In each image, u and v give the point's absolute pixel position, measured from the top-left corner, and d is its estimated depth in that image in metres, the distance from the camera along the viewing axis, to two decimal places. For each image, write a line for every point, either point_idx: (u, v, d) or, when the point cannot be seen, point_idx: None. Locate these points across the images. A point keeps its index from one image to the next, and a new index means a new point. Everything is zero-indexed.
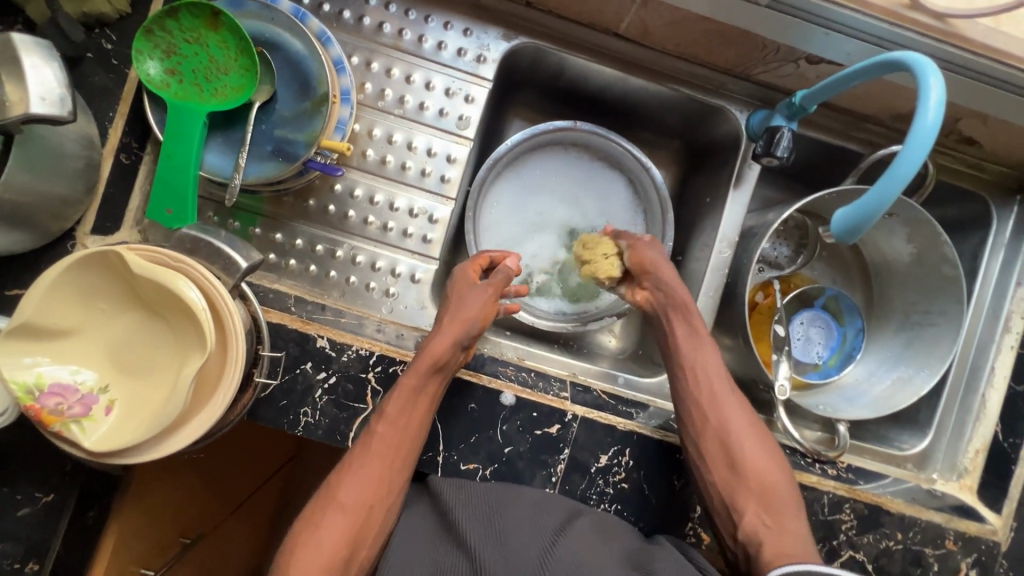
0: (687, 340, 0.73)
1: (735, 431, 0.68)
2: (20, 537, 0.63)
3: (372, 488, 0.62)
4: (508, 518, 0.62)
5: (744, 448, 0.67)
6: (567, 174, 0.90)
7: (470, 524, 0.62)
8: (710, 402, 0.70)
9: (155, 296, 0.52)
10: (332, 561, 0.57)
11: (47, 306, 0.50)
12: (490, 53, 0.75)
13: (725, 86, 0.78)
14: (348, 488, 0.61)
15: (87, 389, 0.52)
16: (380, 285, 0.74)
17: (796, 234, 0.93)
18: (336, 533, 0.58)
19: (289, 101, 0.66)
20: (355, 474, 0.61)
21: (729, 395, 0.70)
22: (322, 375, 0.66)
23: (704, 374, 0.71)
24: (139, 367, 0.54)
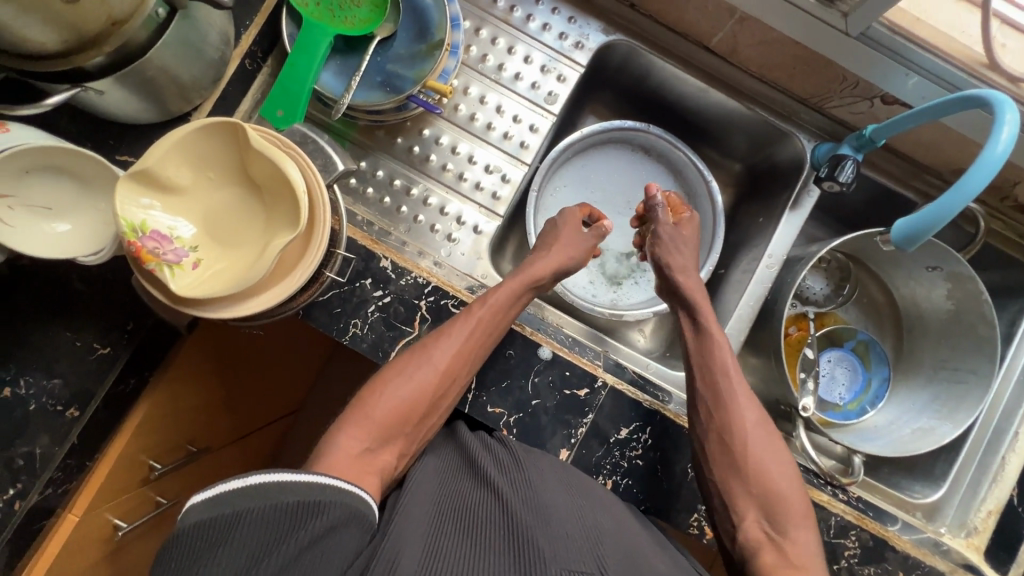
0: (704, 344, 0.72)
1: (745, 427, 0.66)
2: (71, 380, 0.68)
3: (461, 358, 0.66)
4: (535, 467, 0.62)
5: (751, 451, 0.65)
6: (631, 173, 0.96)
7: (496, 467, 0.61)
8: (718, 400, 0.68)
9: (264, 175, 0.57)
10: (411, 414, 0.62)
11: (169, 158, 0.55)
12: (588, 42, 0.81)
13: (798, 115, 0.83)
14: (440, 352, 0.65)
15: (179, 243, 0.57)
16: (444, 229, 0.78)
17: (836, 273, 0.96)
18: (424, 386, 0.63)
19: (407, 42, 0.72)
20: (449, 338, 0.66)
21: (744, 398, 0.68)
22: (378, 293, 0.70)
23: (720, 372, 0.69)
24: (230, 236, 0.59)
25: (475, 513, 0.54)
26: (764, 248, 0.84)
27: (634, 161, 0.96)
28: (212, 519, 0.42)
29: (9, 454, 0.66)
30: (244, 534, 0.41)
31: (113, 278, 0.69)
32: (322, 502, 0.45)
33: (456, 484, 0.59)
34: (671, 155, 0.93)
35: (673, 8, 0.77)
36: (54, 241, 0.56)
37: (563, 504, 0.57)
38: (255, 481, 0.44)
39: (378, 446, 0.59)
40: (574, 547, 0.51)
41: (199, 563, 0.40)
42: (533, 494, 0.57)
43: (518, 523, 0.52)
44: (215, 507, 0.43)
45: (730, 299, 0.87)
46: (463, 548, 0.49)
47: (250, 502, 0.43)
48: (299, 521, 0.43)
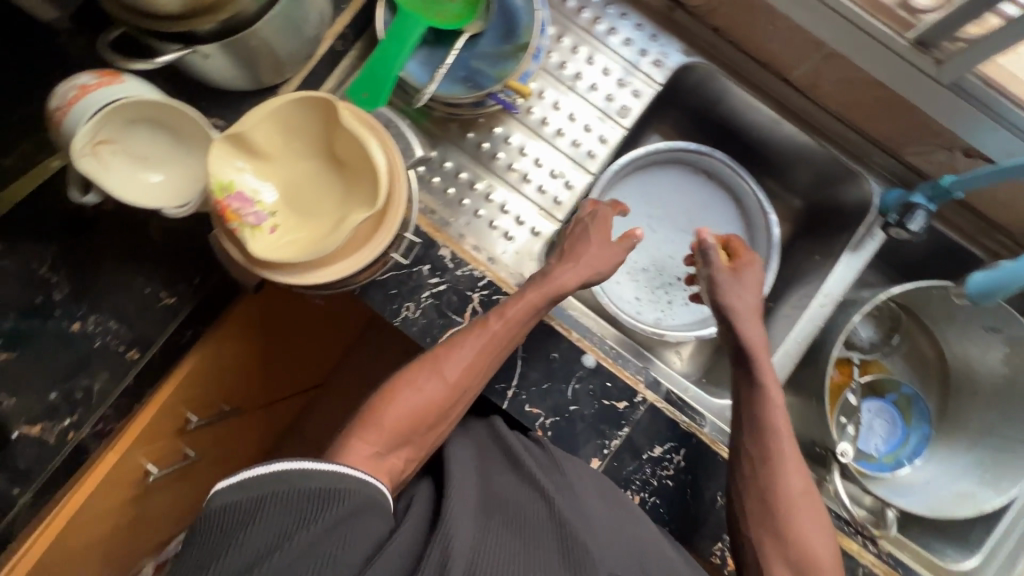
0: (755, 398, 0.70)
1: (786, 484, 0.64)
2: (135, 324, 0.71)
3: (471, 374, 0.65)
4: (577, 472, 0.62)
5: (790, 505, 0.63)
6: (689, 195, 0.96)
7: (538, 465, 0.62)
8: (767, 454, 0.66)
9: (347, 154, 0.60)
10: (420, 423, 0.62)
11: (264, 126, 0.58)
12: (667, 61, 0.81)
13: (871, 156, 0.82)
14: (452, 366, 0.64)
15: (260, 207, 0.59)
16: (502, 227, 0.79)
17: (887, 322, 0.94)
18: (434, 398, 0.63)
19: (494, 41, 0.74)
20: (461, 351, 0.65)
21: (791, 456, 0.66)
22: (434, 280, 0.71)
23: (769, 429, 0.67)
24: (307, 208, 0.61)
25: (523, 510, 0.55)
26: (819, 285, 0.82)
27: (695, 184, 0.97)
28: (238, 503, 0.44)
29: (71, 385, 0.70)
30: (269, 518, 0.43)
31: (188, 234, 0.72)
32: (339, 490, 0.46)
33: (499, 476, 0.60)
34: (732, 183, 0.94)
35: (757, 37, 0.77)
36: (148, 190, 0.59)
37: (602, 513, 0.58)
38: (276, 469, 0.45)
39: (391, 450, 0.60)
40: (619, 566, 0.53)
41: (224, 545, 0.42)
42: (577, 500, 0.58)
43: (567, 529, 0.54)
44: (242, 491, 0.45)
45: (777, 333, 0.86)
46: (517, 547, 0.50)
47: (274, 489, 0.45)
48: (320, 508, 0.45)
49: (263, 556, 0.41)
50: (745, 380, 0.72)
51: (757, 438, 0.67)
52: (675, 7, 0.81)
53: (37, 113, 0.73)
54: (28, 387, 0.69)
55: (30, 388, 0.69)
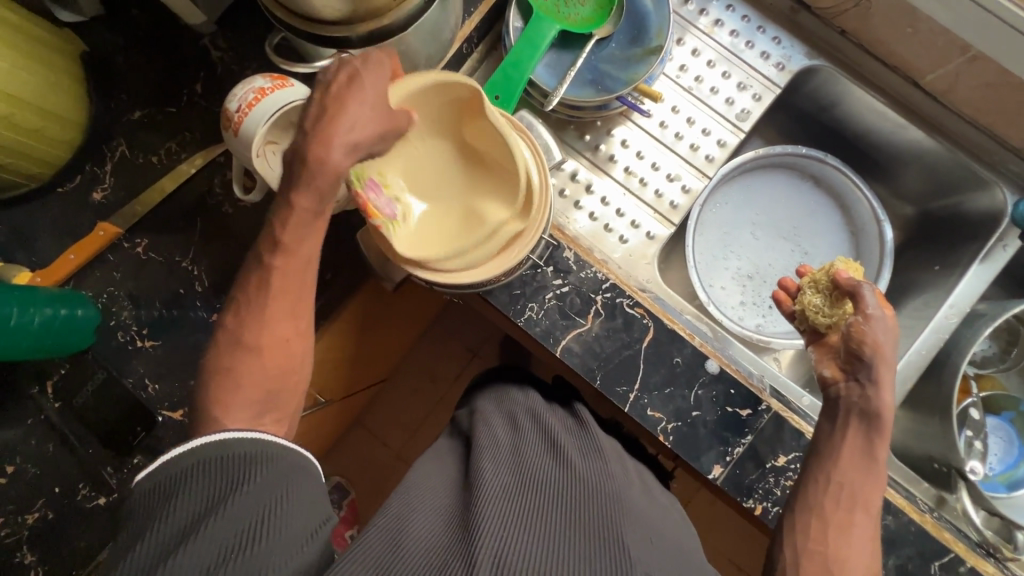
0: (854, 454, 0.62)
1: (852, 556, 0.57)
2: None
3: (294, 327, 0.54)
4: (610, 463, 0.61)
5: (848, 550, 0.57)
6: (796, 201, 0.94)
7: (572, 449, 0.61)
8: (840, 525, 0.58)
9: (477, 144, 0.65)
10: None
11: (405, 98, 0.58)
12: (789, 64, 0.80)
13: (1004, 163, 0.78)
14: (257, 331, 0.52)
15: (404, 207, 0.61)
16: (617, 230, 0.79)
17: (1005, 337, 0.90)
18: (268, 360, 0.52)
19: (621, 44, 0.74)
20: (275, 306, 0.52)
21: (862, 522, 0.59)
22: (558, 281, 0.72)
23: (852, 497, 0.60)
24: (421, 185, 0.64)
25: (557, 489, 0.53)
26: (946, 295, 0.80)
27: (802, 189, 0.95)
28: (167, 481, 0.42)
29: None
30: (195, 487, 0.42)
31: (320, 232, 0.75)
32: (268, 456, 0.45)
33: (532, 450, 0.59)
34: (843, 189, 0.92)
35: (889, 38, 0.75)
36: None
37: (629, 503, 0.56)
38: (200, 443, 0.44)
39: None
40: (654, 549, 0.50)
41: (153, 516, 0.41)
42: (606, 487, 0.56)
43: (603, 513, 0.52)
44: (183, 462, 0.43)
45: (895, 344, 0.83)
46: (554, 528, 0.48)
47: (210, 460, 0.43)
48: (256, 477, 0.43)
49: (184, 532, 0.39)
50: (851, 428, 0.63)
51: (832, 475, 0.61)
52: (799, 10, 0.80)
53: (181, 113, 0.77)
54: (171, 373, 0.73)
55: (172, 374, 0.73)
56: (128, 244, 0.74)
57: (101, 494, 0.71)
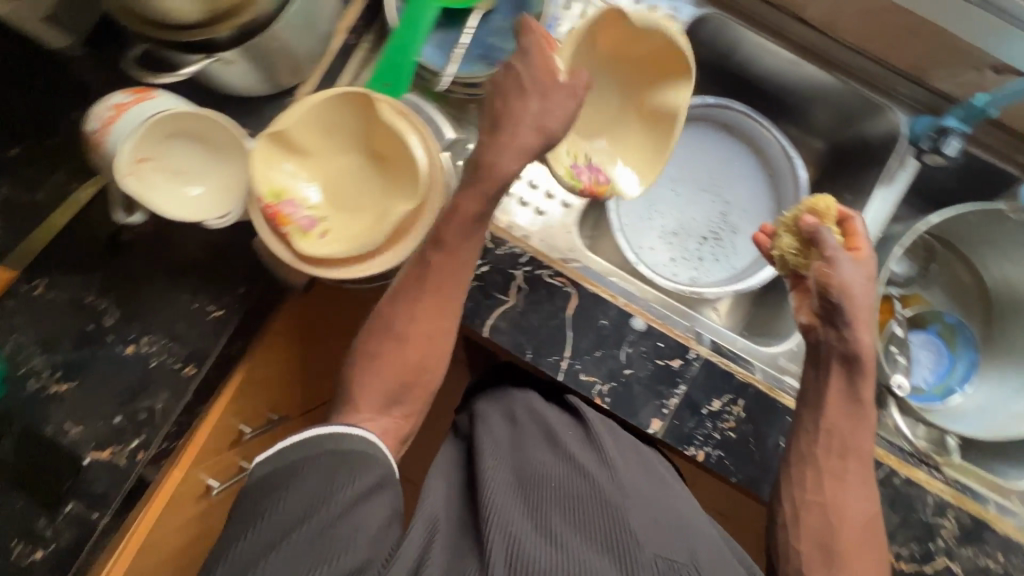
0: (842, 402, 0.70)
1: (844, 490, 0.68)
2: (188, 341, 0.71)
3: (434, 325, 0.62)
4: (613, 450, 0.66)
5: (841, 496, 0.68)
6: (710, 150, 0.95)
7: (575, 443, 0.66)
8: (834, 473, 0.68)
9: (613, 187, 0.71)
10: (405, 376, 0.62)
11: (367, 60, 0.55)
12: (678, 16, 0.81)
13: (894, 87, 0.81)
14: (406, 322, 0.62)
15: (312, 211, 0.60)
16: (533, 202, 0.79)
17: (922, 255, 0.94)
18: (407, 346, 0.62)
19: (505, 14, 0.73)
20: (413, 310, 0.62)
21: (853, 463, 0.69)
22: (476, 262, 0.71)
23: (841, 444, 0.69)
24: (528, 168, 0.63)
25: (570, 489, 0.60)
26: (859, 224, 0.81)
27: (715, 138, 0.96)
28: (269, 476, 0.53)
29: (134, 406, 0.70)
30: (302, 476, 0.52)
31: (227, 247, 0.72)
32: (350, 455, 0.55)
33: (537, 452, 0.65)
34: (753, 133, 0.93)
35: None
36: (191, 203, 0.58)
37: (635, 487, 0.62)
38: (301, 438, 0.54)
39: (392, 403, 0.62)
40: (656, 526, 0.58)
41: (268, 498, 0.51)
42: (612, 477, 0.63)
43: (613, 505, 0.59)
44: (274, 462, 0.54)
45: None
46: (570, 525, 0.56)
47: (299, 455, 0.54)
48: (341, 474, 0.52)
49: (280, 531, 0.48)
50: (836, 373, 0.70)
51: (832, 431, 0.69)
52: None
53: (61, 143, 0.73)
54: (92, 413, 0.70)
55: (91, 414, 0.69)
56: (25, 286, 0.70)
57: (37, 548, 0.67)
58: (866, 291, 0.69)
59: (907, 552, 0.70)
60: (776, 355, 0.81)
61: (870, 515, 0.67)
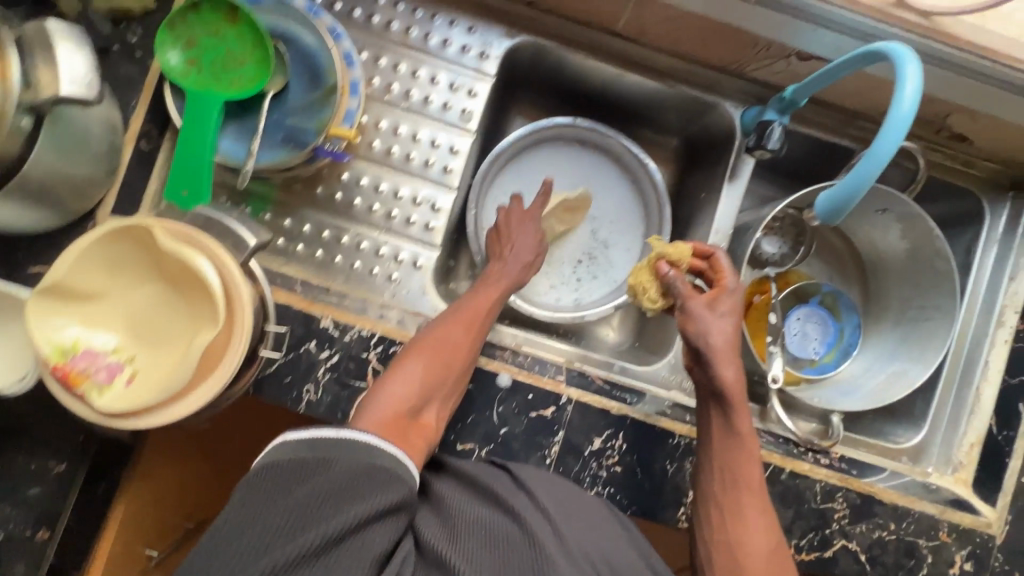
0: (720, 440, 0.65)
1: (748, 526, 0.60)
2: (33, 504, 0.65)
3: (468, 344, 0.67)
4: (547, 494, 0.59)
5: (748, 536, 0.60)
6: (569, 168, 0.92)
7: (507, 487, 0.59)
8: (736, 508, 0.62)
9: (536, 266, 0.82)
10: (444, 375, 0.64)
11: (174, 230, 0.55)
12: (493, 51, 0.78)
13: (719, 84, 0.81)
14: (455, 331, 0.67)
15: (116, 356, 0.55)
16: (383, 271, 0.76)
17: (791, 232, 0.93)
18: (456, 356, 0.66)
19: (300, 92, 0.69)
20: (450, 335, 0.67)
21: (755, 497, 0.62)
22: (325, 354, 0.68)
23: (735, 479, 0.63)
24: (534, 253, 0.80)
25: (507, 543, 0.52)
26: (710, 224, 0.83)
27: (572, 154, 0.93)
28: (305, 458, 0.44)
29: None
30: (323, 482, 0.43)
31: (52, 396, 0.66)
32: (391, 473, 0.47)
33: (471, 504, 0.57)
34: (605, 144, 0.90)
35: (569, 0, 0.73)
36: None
37: (574, 538, 0.55)
38: (347, 434, 0.47)
39: (423, 403, 0.62)
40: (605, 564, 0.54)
41: (269, 502, 0.41)
42: (554, 526, 0.55)
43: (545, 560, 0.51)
44: (311, 447, 0.45)
45: None
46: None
47: (332, 454, 0.45)
48: (374, 486, 0.45)
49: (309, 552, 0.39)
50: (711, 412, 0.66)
51: (733, 467, 0.63)
52: None
53: None
54: None
55: None
56: None
57: None
58: (722, 331, 0.64)
59: (806, 542, 0.71)
60: (657, 369, 0.81)
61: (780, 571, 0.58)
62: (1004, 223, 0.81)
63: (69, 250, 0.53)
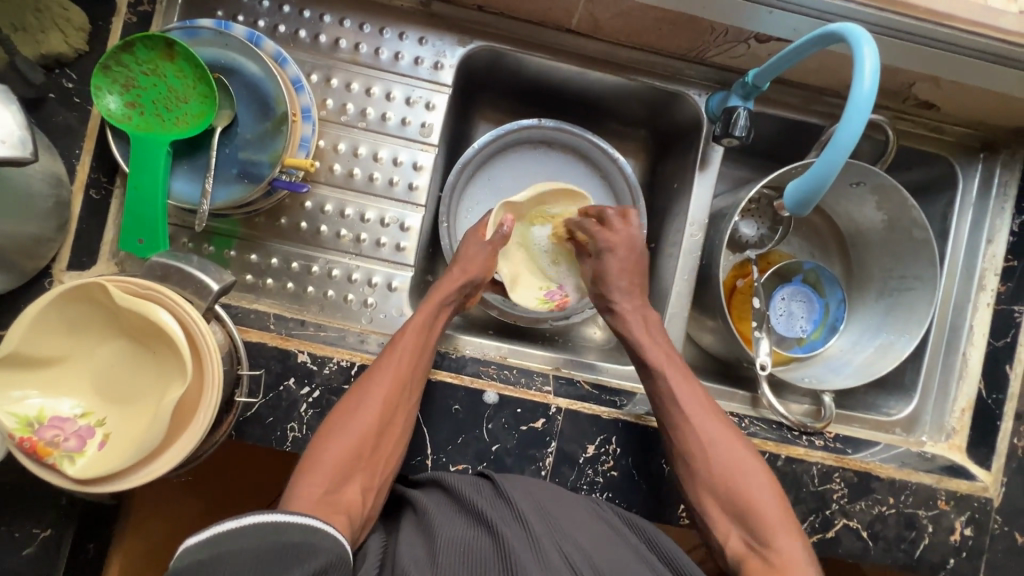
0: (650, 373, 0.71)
1: (710, 447, 0.64)
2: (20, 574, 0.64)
3: (386, 402, 0.64)
4: (526, 499, 0.59)
5: (717, 456, 0.64)
6: (538, 170, 0.90)
7: (486, 501, 0.59)
8: (698, 435, 0.65)
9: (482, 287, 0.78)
10: (360, 450, 0.61)
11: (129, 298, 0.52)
12: (447, 59, 0.76)
13: (681, 71, 0.79)
14: (371, 389, 0.64)
15: (86, 421, 0.54)
16: (358, 297, 0.75)
17: (769, 212, 0.92)
18: (370, 421, 0.63)
19: (250, 123, 0.67)
20: (361, 399, 0.64)
21: (708, 420, 0.66)
22: (306, 390, 0.66)
23: (685, 410, 0.67)
24: (472, 283, 0.76)
25: (478, 563, 0.52)
26: (685, 214, 0.82)
27: (540, 155, 0.90)
28: (206, 556, 0.42)
29: None
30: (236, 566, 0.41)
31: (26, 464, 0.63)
32: (309, 544, 0.46)
33: (450, 527, 0.57)
34: (572, 142, 0.88)
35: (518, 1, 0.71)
36: None
37: (548, 537, 0.55)
38: (250, 520, 0.45)
39: (344, 482, 0.59)
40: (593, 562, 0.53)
41: None
42: (526, 531, 0.55)
43: (515, 569, 0.51)
44: (209, 545, 0.43)
45: (669, 273, 0.84)
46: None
47: (243, 542, 0.43)
48: (292, 558, 0.44)
49: None
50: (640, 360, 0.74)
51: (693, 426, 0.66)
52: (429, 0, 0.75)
53: None
54: None
55: None
56: None
57: None
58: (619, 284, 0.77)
59: (808, 525, 0.71)
60: None
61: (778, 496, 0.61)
62: (978, 185, 0.81)
63: (22, 318, 0.51)
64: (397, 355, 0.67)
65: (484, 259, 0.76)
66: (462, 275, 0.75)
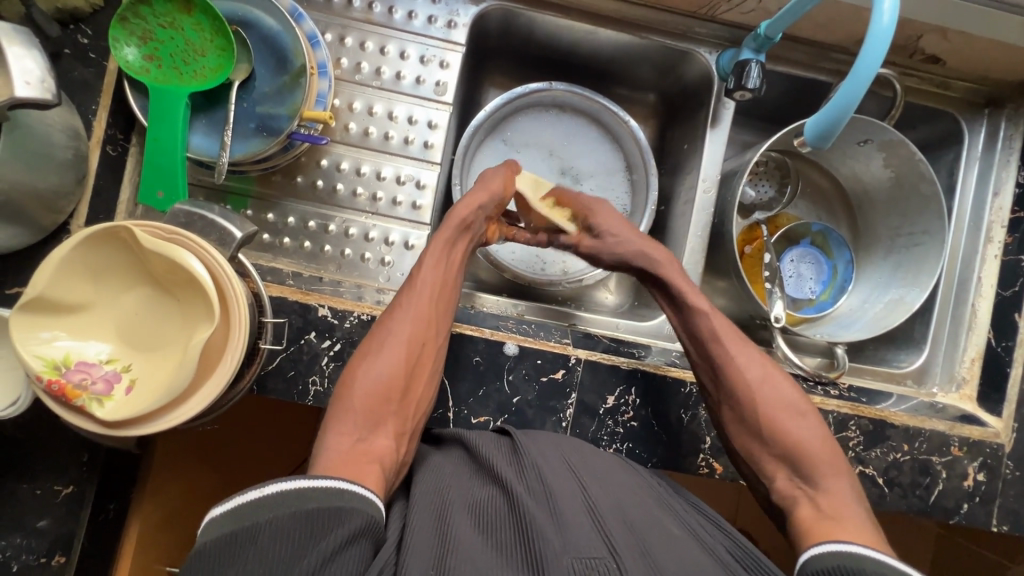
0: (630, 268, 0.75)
1: (754, 392, 0.65)
2: (44, 532, 0.63)
3: (416, 339, 0.64)
4: (545, 457, 0.57)
5: (766, 403, 0.65)
6: (547, 132, 0.91)
7: (503, 460, 0.57)
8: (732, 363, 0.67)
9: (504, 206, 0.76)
10: (389, 390, 0.60)
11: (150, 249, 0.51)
12: (460, 18, 0.76)
13: (691, 30, 0.80)
14: (398, 326, 0.64)
15: (111, 366, 0.54)
16: (375, 255, 0.75)
17: (777, 173, 0.93)
18: (394, 361, 0.62)
19: (268, 78, 0.67)
20: (384, 340, 0.63)
21: (741, 349, 0.68)
22: (327, 343, 0.66)
23: (711, 335, 0.69)
24: (494, 203, 0.74)
25: (490, 517, 0.51)
26: (697, 172, 0.82)
27: (548, 119, 0.91)
28: (231, 533, 0.42)
29: None
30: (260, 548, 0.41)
31: (49, 421, 0.63)
32: (344, 509, 0.45)
33: (466, 487, 0.56)
34: (580, 105, 0.89)
35: None
36: None
37: (568, 486, 0.53)
38: (272, 490, 0.44)
39: (374, 427, 0.58)
40: (621, 510, 0.52)
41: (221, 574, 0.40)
42: (541, 482, 0.53)
43: (524, 516, 0.49)
44: (236, 520, 0.43)
45: (680, 231, 0.85)
46: (484, 548, 0.47)
47: (265, 514, 0.43)
48: (319, 531, 0.42)
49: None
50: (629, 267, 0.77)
51: (732, 371, 0.67)
52: None
53: None
54: None
55: None
56: None
57: None
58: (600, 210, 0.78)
59: None
60: (660, 323, 0.83)
61: (823, 432, 0.63)
62: (983, 139, 0.82)
63: (49, 259, 0.51)
64: (420, 293, 0.66)
65: (502, 177, 0.76)
66: (484, 193, 0.73)
